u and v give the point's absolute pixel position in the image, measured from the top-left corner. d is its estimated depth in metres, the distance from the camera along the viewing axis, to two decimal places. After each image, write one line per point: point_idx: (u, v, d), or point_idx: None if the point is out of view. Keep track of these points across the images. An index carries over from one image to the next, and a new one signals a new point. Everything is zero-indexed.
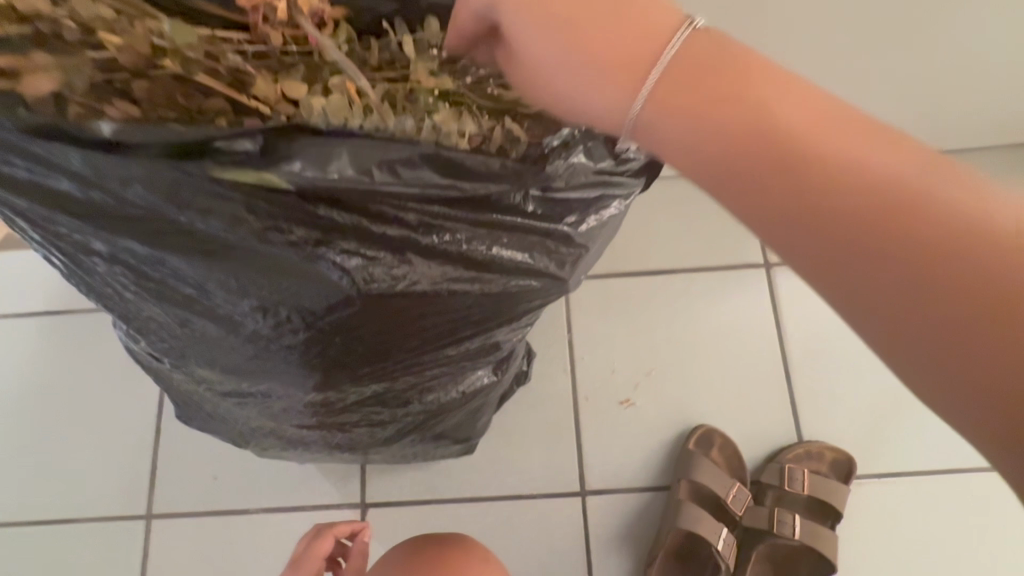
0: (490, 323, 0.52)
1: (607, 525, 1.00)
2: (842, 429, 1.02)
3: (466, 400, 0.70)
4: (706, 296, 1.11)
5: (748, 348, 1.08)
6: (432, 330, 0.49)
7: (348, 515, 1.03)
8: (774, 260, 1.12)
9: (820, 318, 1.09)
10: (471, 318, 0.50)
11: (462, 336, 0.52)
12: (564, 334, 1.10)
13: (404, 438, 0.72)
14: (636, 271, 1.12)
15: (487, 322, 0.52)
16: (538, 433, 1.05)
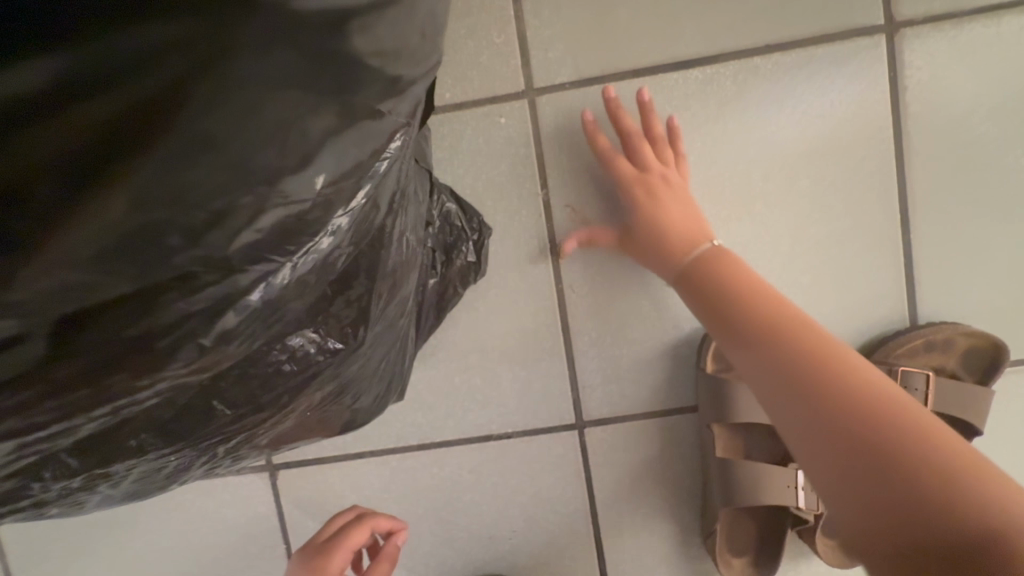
0: (283, 134, 0.20)
1: (616, 464, 0.69)
2: (980, 300, 0.65)
3: (285, 401, 0.29)
4: (775, 101, 0.64)
5: (842, 182, 0.65)
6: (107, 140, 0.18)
7: (249, 482, 0.72)
8: (899, 18, 0.62)
9: (969, 119, 0.63)
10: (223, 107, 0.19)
11: (210, 188, 0.19)
12: (534, 191, 0.66)
13: (188, 476, 0.33)
14: (654, 68, 0.64)
15: (267, 125, 0.19)
16: (508, 348, 0.69)
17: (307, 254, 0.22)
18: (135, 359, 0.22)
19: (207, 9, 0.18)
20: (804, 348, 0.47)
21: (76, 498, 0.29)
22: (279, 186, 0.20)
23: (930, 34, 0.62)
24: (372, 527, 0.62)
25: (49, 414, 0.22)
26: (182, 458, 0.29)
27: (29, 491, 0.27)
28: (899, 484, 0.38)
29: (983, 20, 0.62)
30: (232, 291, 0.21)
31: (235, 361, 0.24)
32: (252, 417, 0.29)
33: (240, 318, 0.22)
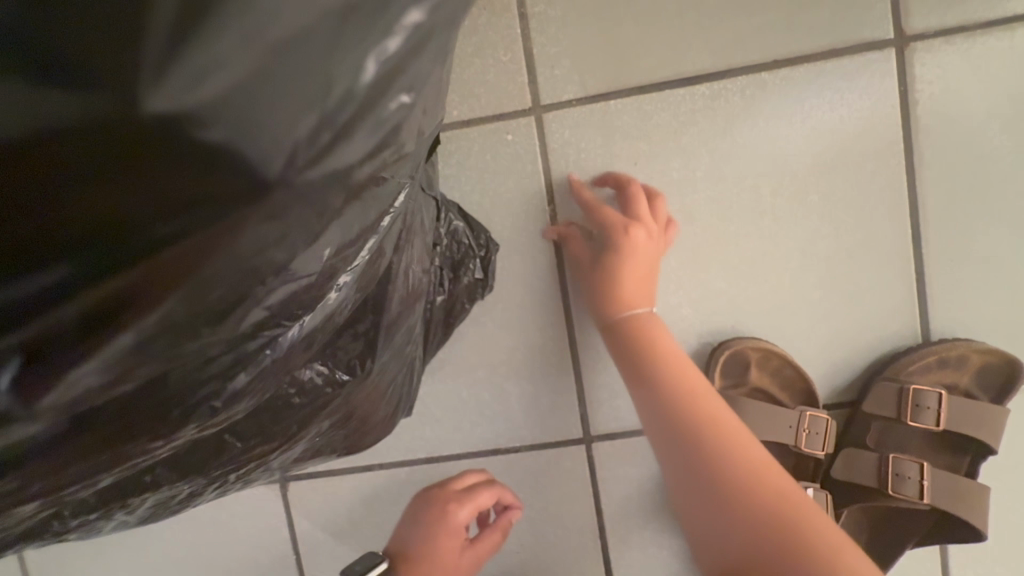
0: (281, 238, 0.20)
1: (624, 479, 0.69)
2: (994, 316, 0.64)
3: (295, 430, 0.30)
4: (783, 116, 0.64)
5: (852, 197, 0.64)
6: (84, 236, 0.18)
7: (261, 494, 0.74)
8: (909, 32, 0.62)
9: (982, 132, 0.63)
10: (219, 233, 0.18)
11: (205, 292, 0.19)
12: (541, 207, 0.67)
13: (200, 501, 0.34)
14: (660, 84, 0.64)
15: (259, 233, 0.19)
16: (515, 363, 0.69)
17: (317, 310, 0.25)
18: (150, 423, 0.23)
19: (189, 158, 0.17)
20: (692, 429, 0.57)
21: (93, 526, 0.30)
22: (290, 267, 0.21)
23: (941, 47, 0.62)
24: (499, 498, 0.67)
25: (65, 473, 0.24)
26: (196, 487, 0.30)
27: (51, 526, 0.28)
28: (758, 542, 0.51)
29: (996, 32, 0.61)
30: (244, 353, 0.23)
31: (247, 410, 0.26)
32: (265, 445, 0.29)
33: (250, 377, 0.24)
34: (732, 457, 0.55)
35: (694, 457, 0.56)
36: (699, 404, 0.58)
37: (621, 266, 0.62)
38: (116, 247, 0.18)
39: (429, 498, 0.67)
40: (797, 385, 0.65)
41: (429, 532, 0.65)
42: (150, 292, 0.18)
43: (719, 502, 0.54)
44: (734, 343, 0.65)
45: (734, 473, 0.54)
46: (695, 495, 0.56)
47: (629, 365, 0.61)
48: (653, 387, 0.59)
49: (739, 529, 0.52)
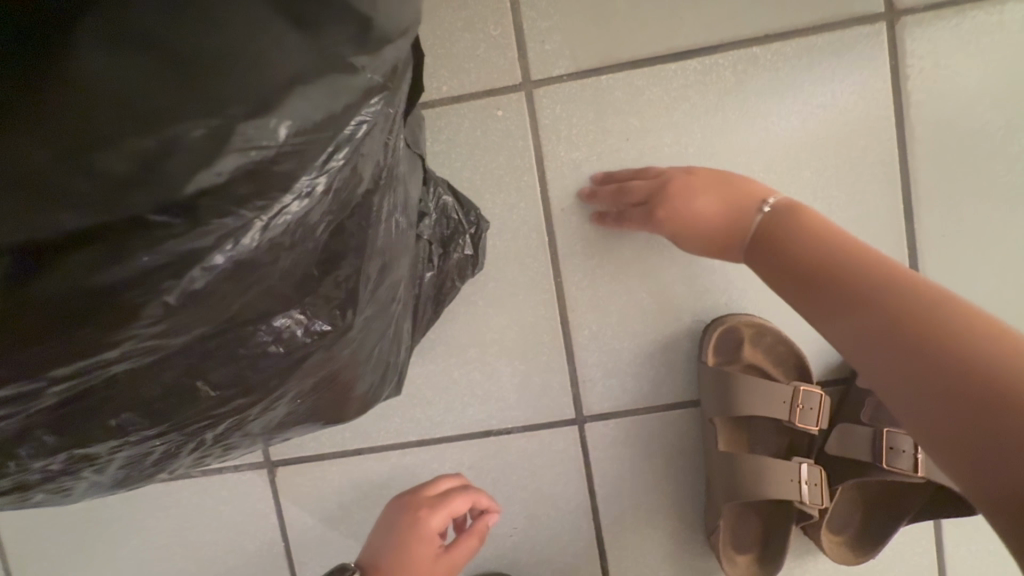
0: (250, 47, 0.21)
1: (618, 459, 0.69)
2: (988, 292, 0.64)
3: (273, 384, 0.29)
4: (775, 91, 0.63)
5: (844, 174, 0.64)
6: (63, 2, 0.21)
7: (248, 480, 0.72)
8: (899, 6, 0.62)
9: (972, 106, 0.62)
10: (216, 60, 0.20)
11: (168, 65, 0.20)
12: (532, 184, 0.66)
13: (177, 465, 0.33)
14: (651, 59, 0.64)
15: (237, 36, 0.21)
16: (506, 343, 0.68)
17: (281, 215, 0.22)
18: (94, 320, 0.21)
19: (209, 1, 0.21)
20: (859, 274, 0.42)
21: (64, 483, 0.29)
22: (250, 126, 0.20)
23: (932, 21, 0.62)
24: (475, 501, 0.64)
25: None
26: (170, 442, 0.29)
27: (12, 473, 0.26)
28: (957, 382, 0.33)
29: (987, 6, 0.61)
30: (198, 250, 0.20)
31: (206, 332, 0.24)
32: (240, 400, 0.28)
33: (209, 279, 0.21)
34: (924, 297, 0.38)
35: (860, 301, 0.41)
36: (864, 254, 0.44)
37: (690, 207, 0.56)
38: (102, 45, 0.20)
39: (401, 505, 0.63)
40: (792, 361, 0.64)
41: (400, 542, 0.61)
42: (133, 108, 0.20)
43: (904, 347, 0.37)
44: (727, 319, 0.64)
45: (922, 309, 0.38)
46: (851, 353, 0.41)
47: (787, 228, 0.48)
48: (789, 259, 0.46)
49: (941, 369, 0.34)
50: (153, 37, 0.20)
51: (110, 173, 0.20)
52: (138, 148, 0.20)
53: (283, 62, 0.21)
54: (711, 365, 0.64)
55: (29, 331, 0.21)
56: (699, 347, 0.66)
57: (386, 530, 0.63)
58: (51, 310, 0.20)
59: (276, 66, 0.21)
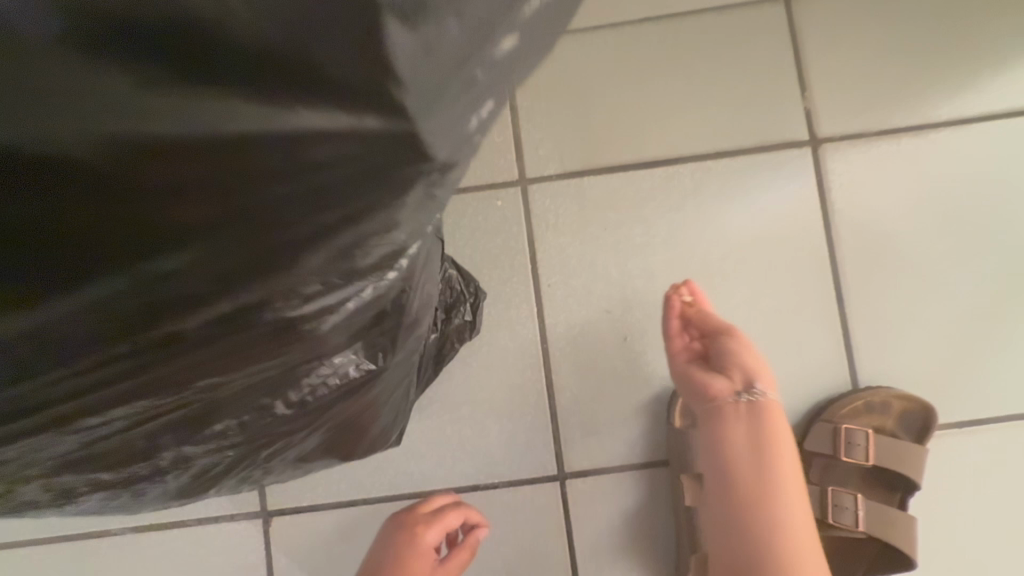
0: (337, 184, 0.20)
1: (596, 516, 0.74)
2: (915, 369, 0.74)
3: (324, 409, 0.37)
4: (725, 196, 0.77)
5: (785, 265, 0.77)
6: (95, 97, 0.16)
7: (243, 529, 0.76)
8: (820, 135, 0.78)
9: (883, 215, 0.77)
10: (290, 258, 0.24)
11: (282, 188, 0.20)
12: (524, 262, 0.77)
13: (222, 483, 0.42)
14: (624, 166, 0.78)
15: (328, 221, 0.22)
16: (497, 401, 0.76)
17: (371, 288, 0.30)
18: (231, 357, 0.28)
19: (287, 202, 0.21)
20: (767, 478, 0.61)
21: (140, 486, 0.37)
22: (371, 241, 0.25)
23: (847, 149, 0.78)
24: (465, 516, 0.71)
25: (147, 394, 0.29)
26: (238, 452, 0.37)
27: (127, 467, 0.35)
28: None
29: (887, 139, 0.78)
30: (318, 310, 0.28)
31: (301, 364, 0.32)
32: (298, 420, 0.37)
33: (334, 322, 0.30)
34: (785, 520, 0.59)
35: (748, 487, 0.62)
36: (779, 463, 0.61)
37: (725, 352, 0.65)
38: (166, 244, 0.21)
39: (400, 521, 0.70)
40: None
41: (399, 554, 0.69)
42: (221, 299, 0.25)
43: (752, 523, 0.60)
44: None
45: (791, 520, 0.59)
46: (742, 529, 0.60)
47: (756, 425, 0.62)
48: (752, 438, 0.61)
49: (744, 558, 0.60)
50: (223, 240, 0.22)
51: (209, 326, 0.26)
52: (213, 300, 0.25)
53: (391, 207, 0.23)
54: (679, 427, 0.72)
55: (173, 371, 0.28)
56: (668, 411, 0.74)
57: (384, 541, 0.70)
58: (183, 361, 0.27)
59: (368, 198, 0.21)
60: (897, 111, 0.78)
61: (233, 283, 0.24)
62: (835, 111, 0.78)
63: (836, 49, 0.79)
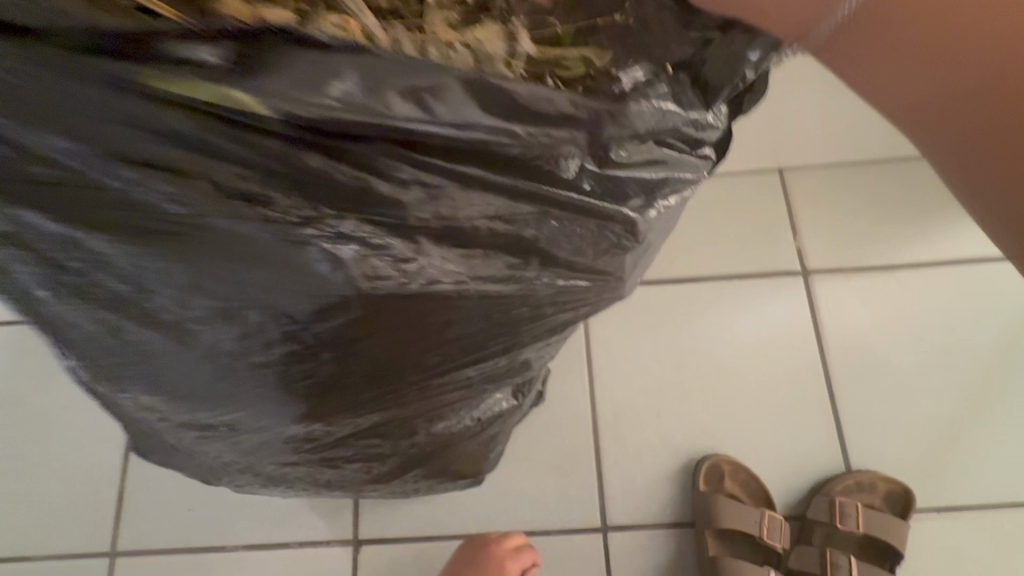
0: (535, 316, 0.44)
1: (633, 566, 0.88)
2: (892, 458, 0.92)
3: (481, 429, 0.59)
4: (737, 308, 1.01)
5: (786, 365, 0.97)
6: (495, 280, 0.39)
7: (337, 554, 0.91)
8: (812, 267, 1.02)
9: (865, 333, 0.99)
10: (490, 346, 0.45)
11: (513, 319, 0.43)
12: (580, 349, 1.00)
13: (407, 471, 0.61)
14: (659, 280, 1.02)
15: (517, 332, 0.45)
16: (553, 461, 0.94)
17: (538, 357, 0.53)
18: (458, 396, 0.50)
19: (503, 326, 0.44)
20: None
21: (370, 466, 0.56)
22: (547, 334, 0.49)
23: (830, 280, 1.02)
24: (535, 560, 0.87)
25: (405, 414, 0.49)
26: (423, 454, 0.58)
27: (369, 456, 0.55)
28: None
29: (861, 275, 1.02)
30: (513, 368, 0.51)
31: (489, 398, 0.54)
32: (466, 434, 0.58)
33: (511, 376, 0.52)
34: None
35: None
36: None
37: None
38: (437, 344, 0.42)
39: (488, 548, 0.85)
40: (760, 493, 0.90)
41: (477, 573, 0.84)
42: (443, 372, 0.45)
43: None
44: (712, 457, 0.91)
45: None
46: None
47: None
48: None
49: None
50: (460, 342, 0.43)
51: (431, 384, 0.46)
52: (438, 372, 0.45)
53: (559, 322, 0.47)
54: (703, 490, 0.89)
55: (420, 403, 0.48)
56: (694, 477, 0.91)
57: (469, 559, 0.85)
58: (423, 400, 0.48)
59: (548, 320, 0.46)
60: (867, 254, 1.03)
61: (484, 356, 0.46)
62: (820, 251, 1.03)
63: (820, 207, 1.06)
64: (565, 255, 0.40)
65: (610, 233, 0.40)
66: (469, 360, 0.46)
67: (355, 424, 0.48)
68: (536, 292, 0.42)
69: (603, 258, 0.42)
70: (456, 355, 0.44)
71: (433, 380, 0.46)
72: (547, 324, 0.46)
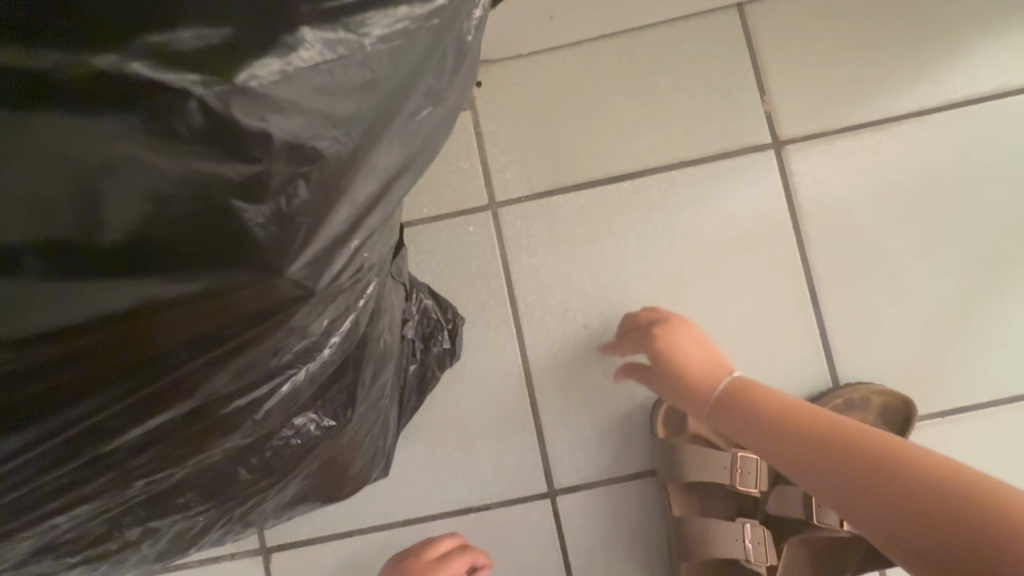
0: (218, 326, 0.23)
1: (588, 529, 0.75)
2: (888, 362, 0.76)
3: (291, 466, 0.39)
4: (693, 203, 0.78)
5: (758, 267, 0.77)
6: (23, 295, 0.20)
7: (243, 568, 0.77)
8: (783, 137, 0.78)
9: (851, 212, 0.77)
10: (165, 388, 0.25)
11: (167, 339, 0.23)
12: (500, 285, 0.78)
13: (204, 539, 0.43)
14: (591, 182, 0.79)
15: (203, 356, 0.24)
16: (482, 424, 0.77)
17: (316, 362, 0.32)
18: (182, 454, 0.30)
19: (158, 351, 0.23)
20: (833, 434, 0.54)
21: (120, 554, 0.38)
22: (298, 336, 0.28)
23: (810, 149, 0.78)
24: (470, 562, 0.71)
25: (96, 497, 0.30)
26: (209, 516, 0.39)
27: (107, 542, 0.35)
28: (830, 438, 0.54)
29: (849, 136, 0.78)
30: (267, 392, 0.30)
31: (260, 435, 0.33)
32: (264, 481, 0.38)
33: (276, 402, 0.32)
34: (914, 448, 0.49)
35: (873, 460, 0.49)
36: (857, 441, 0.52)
37: (683, 344, 0.68)
38: (34, 398, 0.23)
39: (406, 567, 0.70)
40: None
41: None
42: (98, 438, 0.26)
43: (880, 485, 0.48)
44: None
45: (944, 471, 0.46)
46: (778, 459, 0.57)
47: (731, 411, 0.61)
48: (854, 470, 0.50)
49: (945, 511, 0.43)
50: (84, 390, 0.23)
51: (96, 455, 0.27)
52: (90, 439, 0.26)
53: (296, 320, 0.26)
54: (661, 437, 0.73)
55: (110, 480, 0.29)
56: (651, 421, 0.75)
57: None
58: (110, 476, 0.29)
59: (261, 327, 0.24)
60: (857, 107, 0.78)
61: (167, 402, 0.26)
62: (796, 112, 0.78)
63: (793, 50, 0.79)
64: (146, 230, 0.20)
65: (252, 146, 0.20)
66: (140, 413, 0.25)
67: (5, 533, 0.28)
68: (170, 291, 0.21)
69: (286, 206, 0.21)
70: (96, 409, 0.24)
71: (92, 449, 0.26)
72: (271, 332, 0.25)
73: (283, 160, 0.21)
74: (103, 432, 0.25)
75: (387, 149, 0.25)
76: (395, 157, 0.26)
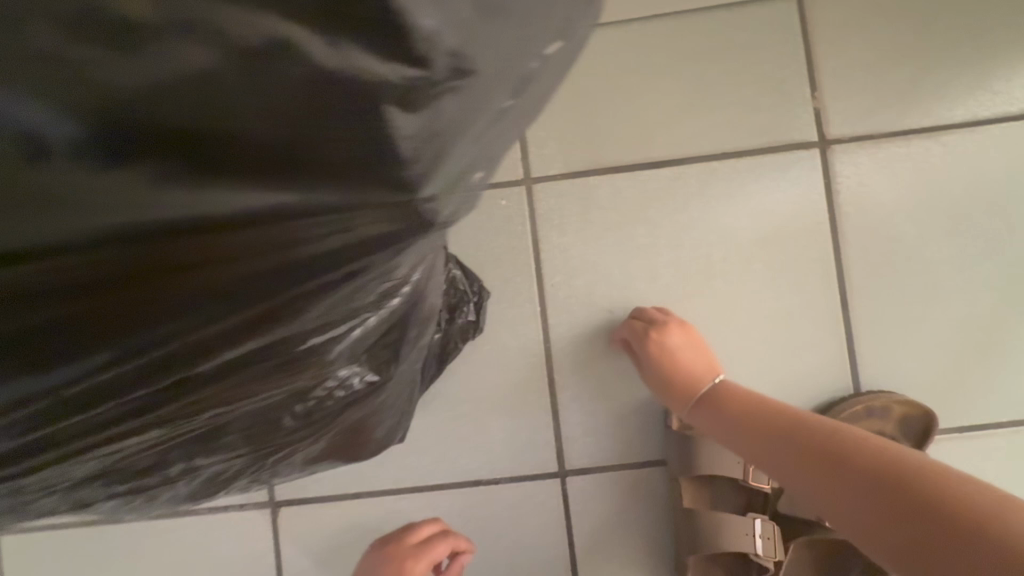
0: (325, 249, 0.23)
1: (595, 512, 0.76)
2: (911, 373, 0.75)
3: (333, 417, 0.39)
4: (731, 196, 0.77)
5: (789, 268, 0.76)
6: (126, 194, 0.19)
7: (251, 518, 0.78)
8: (829, 137, 0.77)
9: (890, 219, 0.76)
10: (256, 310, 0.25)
11: (272, 256, 0.22)
12: (528, 262, 0.77)
13: (234, 483, 0.43)
14: (628, 165, 0.77)
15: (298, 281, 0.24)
16: (498, 399, 0.77)
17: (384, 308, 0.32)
18: (250, 384, 0.30)
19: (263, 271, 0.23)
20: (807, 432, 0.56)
21: (157, 489, 0.39)
22: (382, 276, 0.27)
23: (856, 150, 0.77)
24: (452, 548, 0.71)
25: (163, 419, 0.30)
26: (246, 459, 0.39)
27: (151, 473, 0.36)
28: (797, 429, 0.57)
29: (896, 141, 0.76)
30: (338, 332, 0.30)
31: (318, 379, 0.34)
32: (306, 429, 0.38)
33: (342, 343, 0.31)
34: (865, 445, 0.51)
35: (845, 472, 0.50)
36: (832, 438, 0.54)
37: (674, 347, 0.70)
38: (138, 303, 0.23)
39: (385, 551, 0.70)
40: None
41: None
42: (184, 355, 0.26)
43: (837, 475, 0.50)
44: None
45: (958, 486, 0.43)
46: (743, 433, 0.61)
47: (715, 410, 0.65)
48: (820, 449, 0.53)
49: (937, 530, 0.42)
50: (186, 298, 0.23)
51: (180, 374, 0.27)
52: (176, 355, 0.26)
53: (389, 257, 0.25)
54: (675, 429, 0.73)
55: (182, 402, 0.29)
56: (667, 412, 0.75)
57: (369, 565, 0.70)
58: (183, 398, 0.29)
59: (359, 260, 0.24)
60: (908, 111, 0.76)
61: (255, 324, 0.25)
62: (845, 111, 0.77)
63: (849, 47, 0.77)
64: (265, 130, 0.19)
65: (412, 45, 0.17)
66: (226, 333, 0.25)
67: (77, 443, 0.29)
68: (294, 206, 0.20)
69: (428, 126, 0.20)
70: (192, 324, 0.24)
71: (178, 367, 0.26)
72: (365, 266, 0.25)
73: (437, 65, 0.18)
74: (189, 350, 0.25)
75: (516, 85, 0.23)
76: (518, 95, 0.24)
